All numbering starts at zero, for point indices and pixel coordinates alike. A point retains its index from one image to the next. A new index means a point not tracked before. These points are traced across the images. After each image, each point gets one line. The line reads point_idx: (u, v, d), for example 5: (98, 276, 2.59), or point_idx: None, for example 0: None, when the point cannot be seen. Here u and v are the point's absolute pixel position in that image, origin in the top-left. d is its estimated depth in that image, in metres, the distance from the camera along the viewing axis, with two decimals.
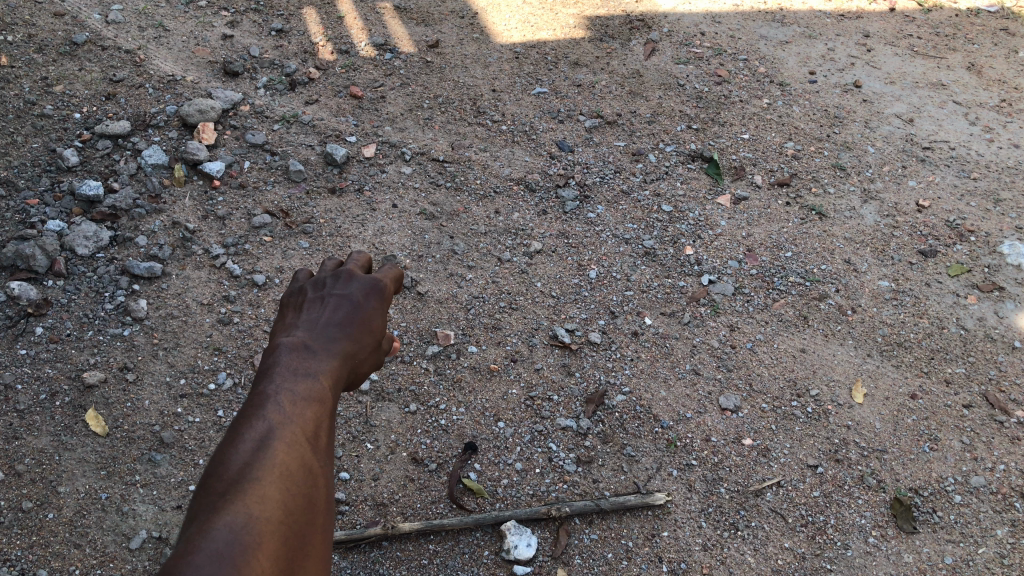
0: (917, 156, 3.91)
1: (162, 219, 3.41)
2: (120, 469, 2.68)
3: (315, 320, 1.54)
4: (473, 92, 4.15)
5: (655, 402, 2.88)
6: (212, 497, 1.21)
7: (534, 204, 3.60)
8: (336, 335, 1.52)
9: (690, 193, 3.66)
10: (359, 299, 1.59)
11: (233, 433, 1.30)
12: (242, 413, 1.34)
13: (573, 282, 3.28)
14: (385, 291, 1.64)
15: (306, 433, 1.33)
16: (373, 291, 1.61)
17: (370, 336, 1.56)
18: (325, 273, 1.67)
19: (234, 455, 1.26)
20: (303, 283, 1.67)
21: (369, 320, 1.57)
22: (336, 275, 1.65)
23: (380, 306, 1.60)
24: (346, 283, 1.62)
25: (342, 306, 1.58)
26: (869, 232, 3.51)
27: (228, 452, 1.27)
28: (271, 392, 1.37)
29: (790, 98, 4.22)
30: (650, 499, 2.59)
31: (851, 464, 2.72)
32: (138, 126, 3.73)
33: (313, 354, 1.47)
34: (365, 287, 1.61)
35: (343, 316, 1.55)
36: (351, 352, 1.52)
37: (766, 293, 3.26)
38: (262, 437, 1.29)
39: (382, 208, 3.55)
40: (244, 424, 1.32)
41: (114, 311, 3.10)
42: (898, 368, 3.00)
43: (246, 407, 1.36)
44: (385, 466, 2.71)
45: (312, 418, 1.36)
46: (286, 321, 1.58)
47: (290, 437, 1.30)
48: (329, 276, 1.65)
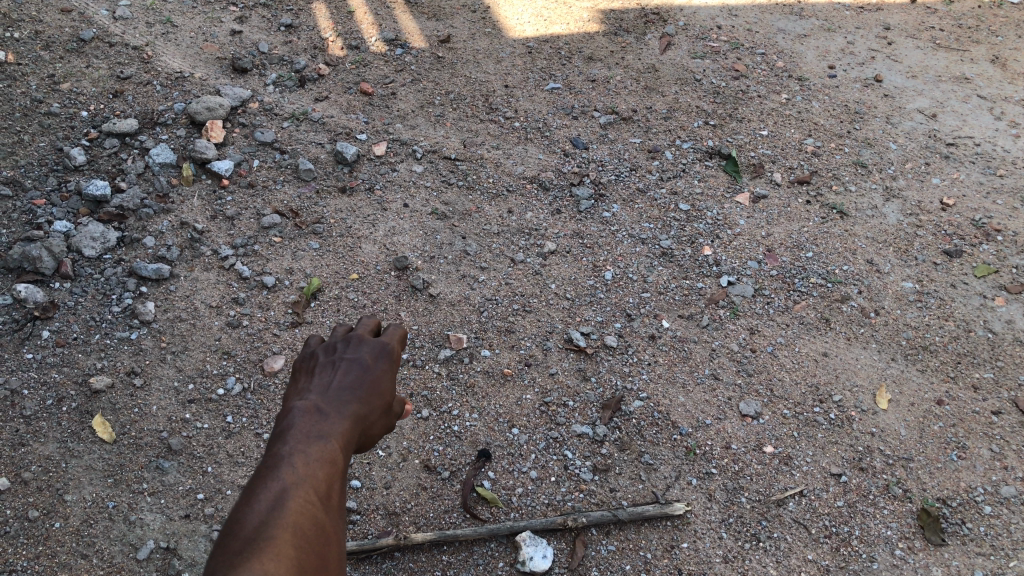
0: (941, 153, 3.81)
1: (170, 220, 3.35)
2: (128, 477, 2.63)
3: (327, 384, 1.64)
4: (485, 88, 4.08)
5: (673, 408, 2.81)
6: (228, 554, 1.25)
7: (548, 203, 3.53)
8: (348, 397, 1.61)
9: (708, 191, 3.58)
10: (369, 362, 1.70)
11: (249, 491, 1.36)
12: (257, 474, 1.41)
13: (589, 284, 3.21)
14: (392, 354, 1.75)
15: (319, 489, 1.40)
16: (381, 355, 1.73)
17: (379, 398, 1.66)
18: (334, 340, 1.78)
19: (250, 514, 1.31)
20: (314, 349, 1.77)
21: (378, 382, 1.67)
22: (346, 340, 1.76)
23: (387, 369, 1.71)
24: (356, 347, 1.74)
25: (352, 369, 1.68)
26: (892, 231, 3.42)
27: (243, 512, 1.32)
28: (285, 453, 1.45)
29: (809, 93, 4.13)
30: (669, 509, 2.51)
31: (876, 473, 2.64)
32: (146, 124, 3.67)
33: (325, 415, 1.56)
34: (373, 352, 1.72)
35: (353, 378, 1.65)
36: (360, 414, 1.61)
37: (787, 295, 3.18)
38: (277, 493, 1.35)
39: (393, 207, 3.48)
40: (260, 483, 1.38)
41: (122, 314, 3.04)
42: (923, 373, 2.92)
43: (261, 468, 1.43)
44: (397, 474, 2.65)
45: (325, 476, 1.43)
46: (298, 387, 1.67)
47: (305, 493, 1.37)
48: (338, 342, 1.76)
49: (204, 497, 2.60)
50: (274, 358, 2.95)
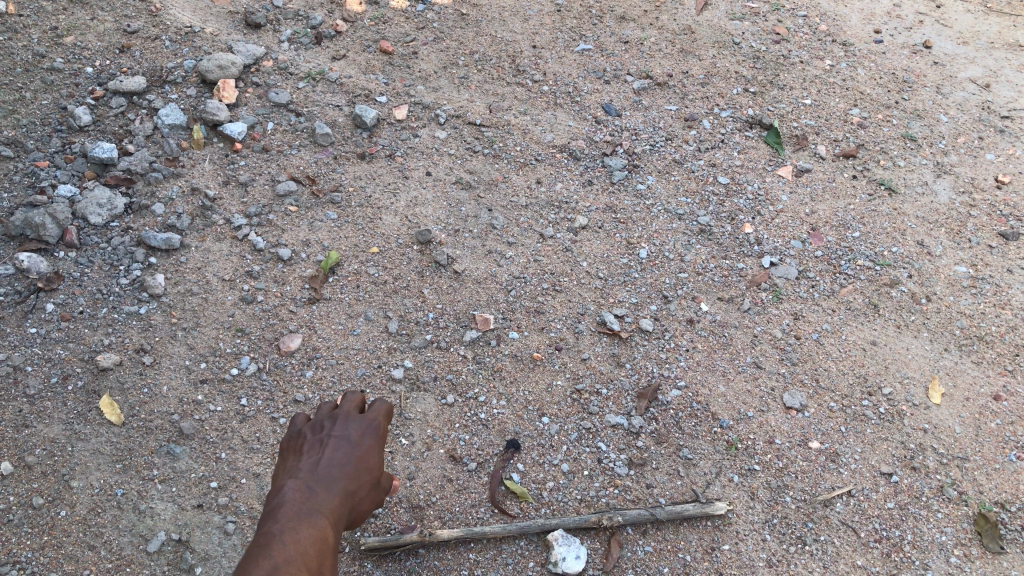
0: (995, 126, 3.60)
1: (181, 185, 3.17)
2: (137, 463, 2.49)
3: (316, 462, 1.77)
4: (511, 48, 3.85)
5: (713, 399, 2.66)
6: None
7: (579, 173, 3.34)
8: (336, 475, 1.75)
9: (748, 164, 3.39)
10: (356, 439, 1.84)
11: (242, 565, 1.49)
12: (251, 550, 1.54)
13: (622, 263, 3.04)
14: (378, 431, 1.89)
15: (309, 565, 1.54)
16: (367, 433, 1.87)
17: (365, 473, 1.80)
18: (320, 417, 1.92)
19: None
20: (302, 428, 1.90)
21: (365, 459, 1.82)
22: (331, 416, 1.90)
23: (373, 445, 1.86)
24: (343, 425, 1.87)
25: (340, 447, 1.82)
26: (944, 210, 3.23)
27: None
28: (278, 530, 1.58)
29: (855, 59, 3.90)
30: (710, 509, 2.37)
31: (929, 473, 2.48)
32: (155, 83, 3.48)
33: (313, 492, 1.70)
34: (360, 429, 1.87)
35: (342, 456, 1.80)
36: (349, 491, 1.75)
37: (833, 278, 3.00)
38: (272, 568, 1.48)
39: (415, 175, 3.30)
40: (253, 560, 1.51)
41: (130, 286, 2.88)
42: (979, 366, 2.75)
43: (254, 544, 1.56)
44: (421, 464, 2.51)
45: (313, 552, 1.57)
46: (288, 465, 1.79)
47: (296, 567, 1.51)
48: (325, 420, 1.89)
49: (217, 486, 2.46)
50: (290, 337, 2.79)
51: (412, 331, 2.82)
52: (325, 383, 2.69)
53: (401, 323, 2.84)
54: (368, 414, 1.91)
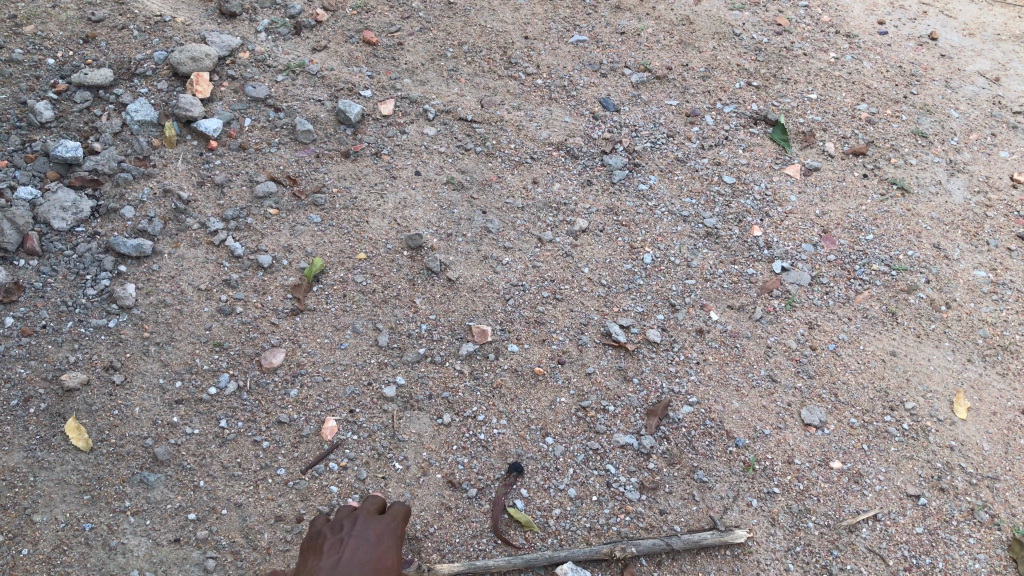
0: (1008, 122, 3.46)
1: (152, 187, 2.95)
2: (106, 494, 2.29)
3: (336, 560, 1.72)
4: (502, 39, 3.66)
5: (727, 416, 2.49)
6: None
7: (577, 173, 3.16)
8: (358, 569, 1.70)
9: (754, 161, 3.22)
10: (375, 538, 1.81)
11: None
12: None
13: (626, 268, 2.86)
14: (396, 532, 1.87)
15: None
16: (385, 533, 1.84)
17: (386, 568, 1.74)
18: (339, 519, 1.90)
19: None
20: (321, 529, 1.90)
21: (385, 557, 1.76)
22: (350, 519, 1.88)
23: (392, 545, 1.82)
24: (361, 525, 1.85)
25: (360, 545, 1.78)
26: (959, 211, 3.09)
27: None
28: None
29: (859, 52, 3.74)
30: (729, 537, 2.21)
31: (959, 494, 2.35)
32: (122, 76, 3.25)
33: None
34: (378, 529, 1.85)
35: (363, 553, 1.75)
36: None
37: (848, 283, 2.85)
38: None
39: (403, 175, 3.10)
40: None
41: (97, 297, 2.67)
42: (1004, 377, 2.61)
43: None
44: (417, 491, 2.33)
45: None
46: (309, 564, 1.74)
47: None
48: (344, 520, 1.88)
49: (196, 517, 2.26)
50: (273, 352, 2.59)
51: (404, 344, 2.63)
52: (311, 403, 2.50)
53: (392, 336, 2.65)
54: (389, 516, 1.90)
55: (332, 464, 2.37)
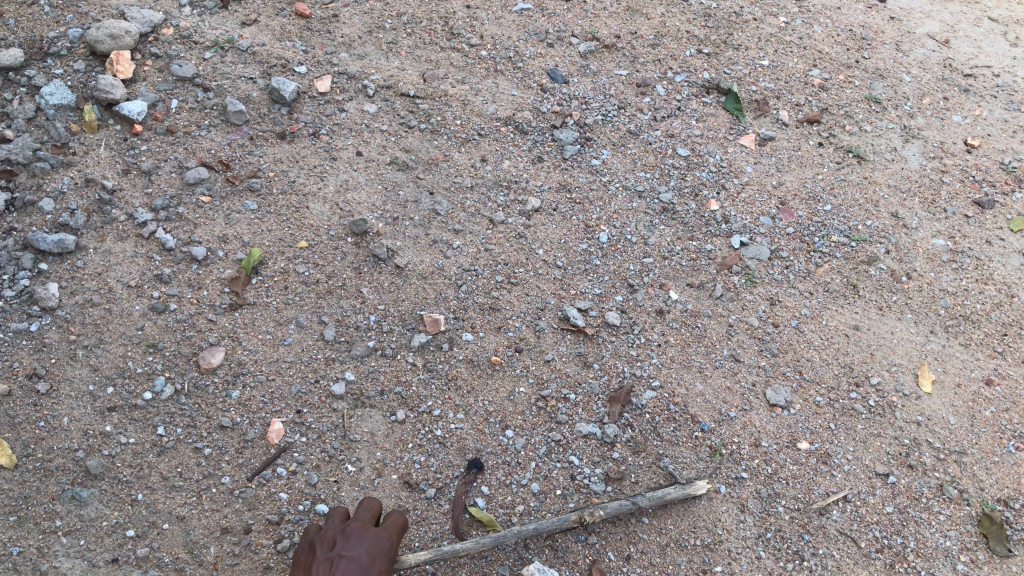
0: (959, 86, 3.43)
1: (72, 176, 2.74)
2: (34, 513, 2.12)
3: None
4: (443, 9, 3.49)
5: (691, 399, 2.41)
6: None
7: (527, 149, 3.03)
8: None
9: (708, 132, 3.13)
10: (367, 561, 1.78)
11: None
12: None
13: (582, 249, 2.75)
14: (389, 553, 1.83)
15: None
16: (378, 555, 1.81)
17: None
18: (331, 534, 1.85)
19: None
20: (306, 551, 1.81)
21: None
22: (346, 536, 1.83)
23: (383, 570, 1.79)
24: (355, 542, 1.81)
25: (351, 568, 1.75)
26: (916, 177, 3.05)
27: None
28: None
29: (810, 16, 3.66)
30: (691, 490, 2.17)
31: (927, 471, 2.31)
32: (34, 56, 3.01)
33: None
34: (371, 549, 1.81)
35: None
36: None
37: (808, 257, 2.78)
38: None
39: (344, 156, 2.93)
40: None
41: (17, 299, 2.47)
42: (967, 348, 2.58)
43: None
44: (372, 494, 2.21)
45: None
46: None
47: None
48: (337, 535, 1.84)
49: (135, 534, 2.11)
50: (211, 351, 2.42)
51: (352, 337, 2.49)
52: (255, 405, 2.34)
53: (338, 329, 2.51)
54: (381, 534, 1.86)
55: (280, 469, 2.23)
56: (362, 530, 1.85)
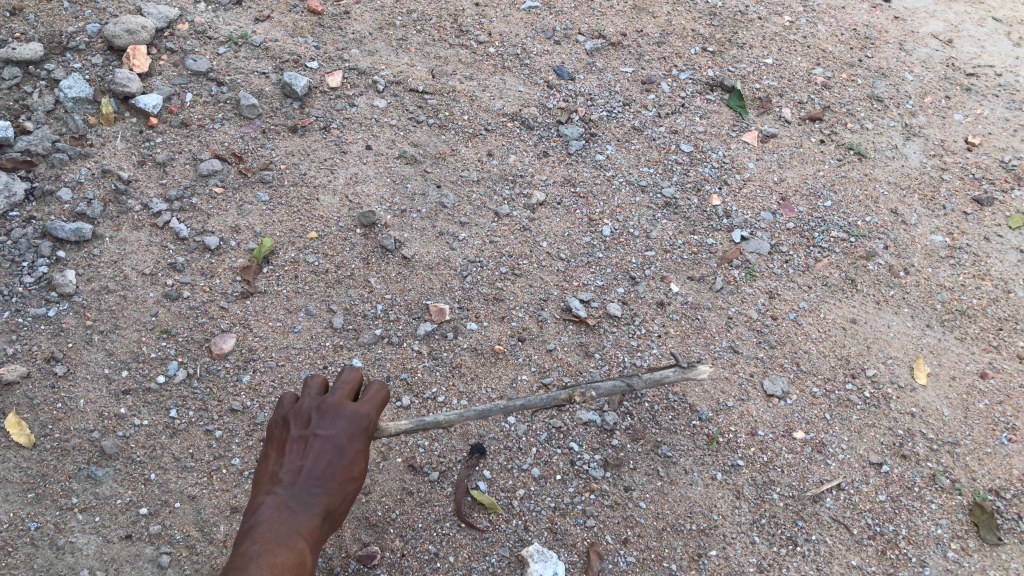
0: (961, 84, 3.47)
1: (90, 167, 2.82)
2: (52, 491, 2.20)
3: (297, 472, 1.72)
4: (453, 7, 3.55)
5: (690, 389, 2.47)
6: None
7: (532, 144, 3.08)
8: (318, 489, 1.72)
9: (711, 129, 3.18)
10: (343, 444, 1.75)
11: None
12: None
13: (585, 241, 2.81)
14: (369, 428, 1.78)
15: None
16: (356, 433, 1.76)
17: (350, 483, 1.76)
18: (309, 407, 1.80)
19: None
20: (284, 423, 1.80)
21: (351, 470, 1.75)
22: (322, 414, 1.77)
23: (361, 449, 1.77)
24: (331, 422, 1.76)
25: (325, 453, 1.74)
26: (916, 175, 3.09)
27: None
28: (246, 564, 1.58)
29: (814, 15, 3.71)
30: (691, 374, 1.96)
31: (920, 461, 2.36)
32: (54, 50, 3.09)
33: (270, 544, 1.63)
34: (347, 430, 1.76)
35: (325, 467, 1.73)
36: (328, 508, 1.72)
37: (807, 251, 2.83)
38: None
39: (354, 149, 3.00)
40: None
41: (35, 286, 2.55)
42: (962, 342, 2.63)
43: None
44: (377, 476, 2.27)
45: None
46: (274, 463, 1.76)
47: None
48: (313, 411, 1.78)
49: (148, 512, 2.18)
50: (222, 337, 2.49)
51: (360, 326, 2.56)
52: (265, 389, 2.41)
53: (346, 318, 2.57)
54: (358, 410, 1.78)
55: None
56: (338, 406, 1.78)
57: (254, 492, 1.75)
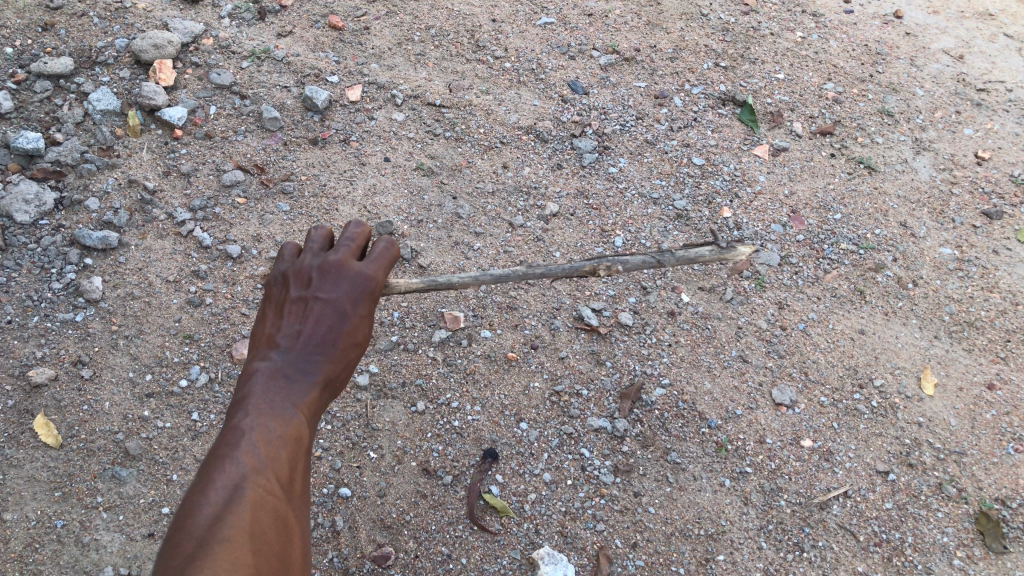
0: (972, 100, 3.51)
1: (116, 177, 2.90)
2: (78, 490, 2.27)
3: (295, 336, 1.58)
4: (470, 22, 3.63)
5: (699, 397, 2.51)
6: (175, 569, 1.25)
7: (547, 156, 3.15)
8: (317, 356, 1.58)
9: (723, 142, 3.23)
10: (346, 309, 1.60)
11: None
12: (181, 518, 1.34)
13: (597, 252, 2.87)
14: (375, 292, 1.64)
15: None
16: (361, 297, 1.62)
17: (353, 350, 1.62)
18: (309, 267, 1.66)
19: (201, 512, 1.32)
20: (284, 285, 1.67)
21: (354, 336, 1.61)
22: (324, 275, 1.63)
23: (366, 314, 1.63)
24: (333, 284, 1.62)
25: (326, 317, 1.60)
26: (925, 189, 3.13)
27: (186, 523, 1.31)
28: (241, 435, 1.44)
29: (826, 31, 3.76)
30: (730, 255, 2.05)
31: (927, 470, 2.39)
32: (83, 64, 3.19)
33: (265, 413, 1.49)
34: (351, 294, 1.61)
35: (325, 332, 1.59)
36: (329, 377, 1.58)
37: (817, 263, 2.88)
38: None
39: (372, 161, 3.07)
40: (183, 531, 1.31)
41: (63, 291, 2.63)
42: (970, 354, 2.67)
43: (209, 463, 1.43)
44: (392, 480, 2.33)
45: (252, 554, 1.30)
46: (270, 326, 1.62)
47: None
48: (313, 272, 1.64)
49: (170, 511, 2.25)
50: (243, 343, 2.56)
51: (376, 332, 2.62)
52: None
53: None
54: (363, 270, 1.63)
55: None
56: (341, 267, 1.63)
57: (249, 356, 1.62)
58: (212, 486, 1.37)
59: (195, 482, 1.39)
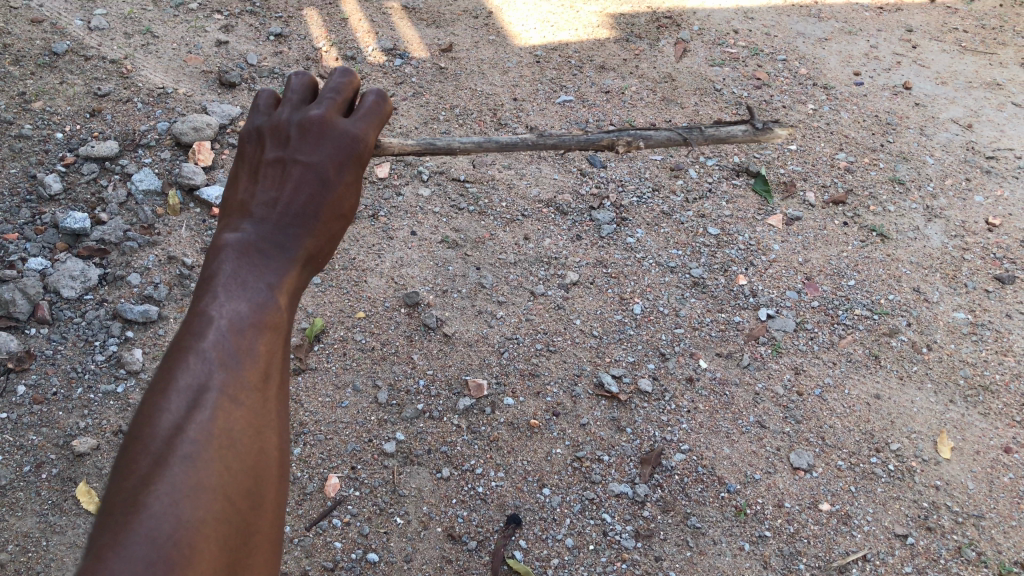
0: (981, 167, 3.60)
1: (157, 254, 3.06)
2: None
3: (276, 200, 1.61)
4: (493, 101, 3.80)
5: (718, 462, 2.57)
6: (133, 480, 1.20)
7: (567, 228, 3.26)
8: (298, 225, 1.59)
9: (737, 213, 3.33)
10: (329, 175, 1.64)
11: (101, 549, 1.11)
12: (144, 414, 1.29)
13: (617, 319, 2.96)
14: (358, 157, 1.68)
15: (217, 522, 1.20)
16: (345, 162, 1.65)
17: (336, 221, 1.65)
18: (287, 126, 1.69)
19: (165, 416, 1.27)
20: (262, 147, 1.69)
21: (337, 204, 1.65)
22: (304, 135, 1.66)
23: (350, 181, 1.66)
24: (315, 146, 1.65)
25: (308, 181, 1.62)
26: (937, 255, 3.21)
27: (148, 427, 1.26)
28: (212, 316, 1.42)
29: (837, 102, 3.89)
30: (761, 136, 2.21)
31: (946, 533, 2.42)
32: (127, 147, 3.38)
33: (238, 296, 1.46)
34: (334, 158, 1.65)
35: (308, 197, 1.61)
36: (309, 252, 1.60)
37: (832, 328, 2.94)
38: (147, 559, 1.10)
39: (400, 236, 3.20)
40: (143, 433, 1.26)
41: (106, 363, 2.76)
42: (986, 417, 2.71)
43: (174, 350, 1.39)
44: (418, 545, 2.39)
45: (219, 472, 1.25)
46: (248, 190, 1.64)
47: (204, 561, 1.15)
48: (292, 132, 1.67)
49: None
50: None
51: (403, 400, 2.71)
52: (315, 460, 2.56)
53: (391, 393, 2.73)
54: (348, 127, 1.68)
55: (335, 520, 2.44)
56: (323, 126, 1.67)
57: (223, 226, 1.62)
58: (175, 389, 1.31)
59: (157, 382, 1.34)
